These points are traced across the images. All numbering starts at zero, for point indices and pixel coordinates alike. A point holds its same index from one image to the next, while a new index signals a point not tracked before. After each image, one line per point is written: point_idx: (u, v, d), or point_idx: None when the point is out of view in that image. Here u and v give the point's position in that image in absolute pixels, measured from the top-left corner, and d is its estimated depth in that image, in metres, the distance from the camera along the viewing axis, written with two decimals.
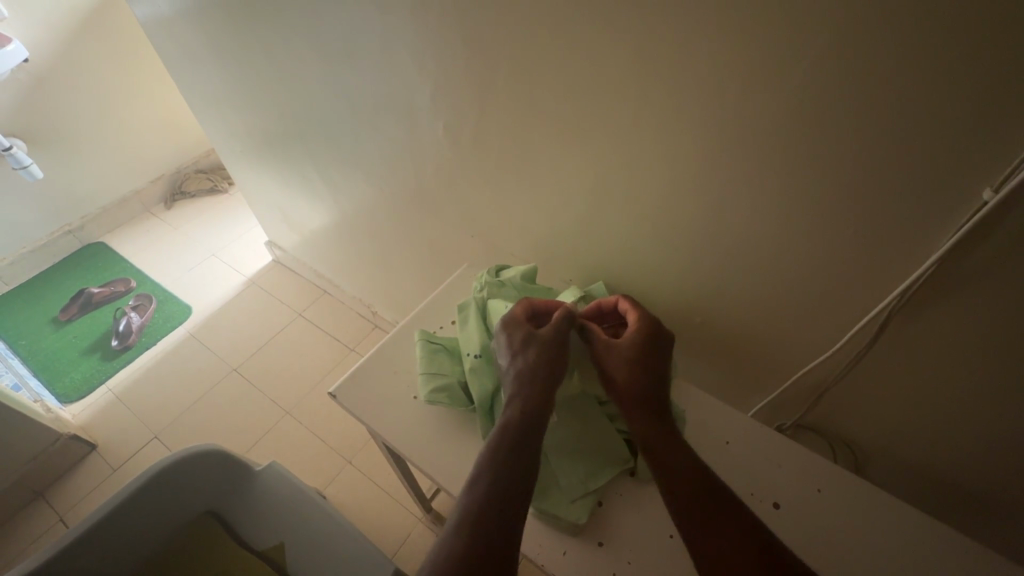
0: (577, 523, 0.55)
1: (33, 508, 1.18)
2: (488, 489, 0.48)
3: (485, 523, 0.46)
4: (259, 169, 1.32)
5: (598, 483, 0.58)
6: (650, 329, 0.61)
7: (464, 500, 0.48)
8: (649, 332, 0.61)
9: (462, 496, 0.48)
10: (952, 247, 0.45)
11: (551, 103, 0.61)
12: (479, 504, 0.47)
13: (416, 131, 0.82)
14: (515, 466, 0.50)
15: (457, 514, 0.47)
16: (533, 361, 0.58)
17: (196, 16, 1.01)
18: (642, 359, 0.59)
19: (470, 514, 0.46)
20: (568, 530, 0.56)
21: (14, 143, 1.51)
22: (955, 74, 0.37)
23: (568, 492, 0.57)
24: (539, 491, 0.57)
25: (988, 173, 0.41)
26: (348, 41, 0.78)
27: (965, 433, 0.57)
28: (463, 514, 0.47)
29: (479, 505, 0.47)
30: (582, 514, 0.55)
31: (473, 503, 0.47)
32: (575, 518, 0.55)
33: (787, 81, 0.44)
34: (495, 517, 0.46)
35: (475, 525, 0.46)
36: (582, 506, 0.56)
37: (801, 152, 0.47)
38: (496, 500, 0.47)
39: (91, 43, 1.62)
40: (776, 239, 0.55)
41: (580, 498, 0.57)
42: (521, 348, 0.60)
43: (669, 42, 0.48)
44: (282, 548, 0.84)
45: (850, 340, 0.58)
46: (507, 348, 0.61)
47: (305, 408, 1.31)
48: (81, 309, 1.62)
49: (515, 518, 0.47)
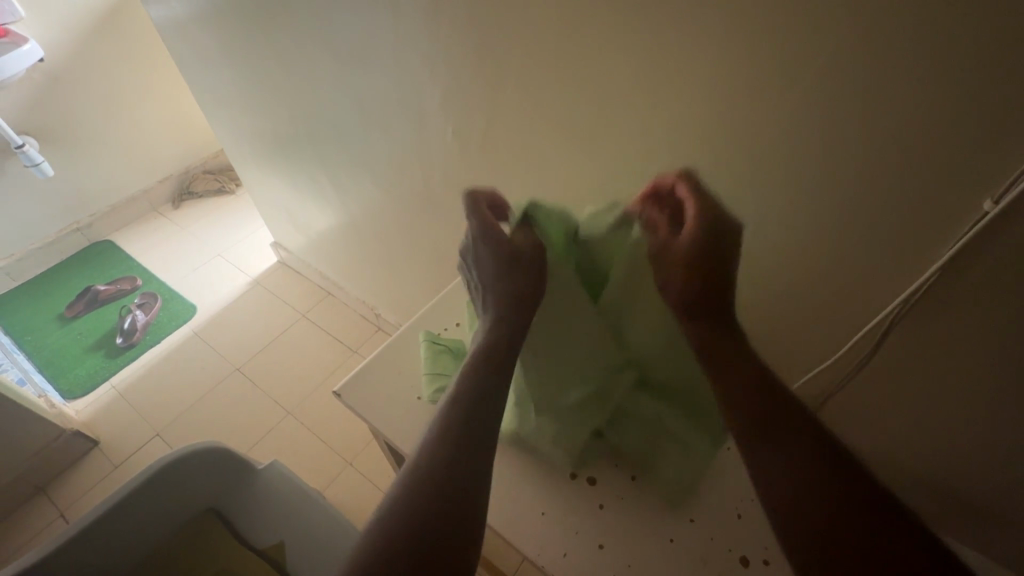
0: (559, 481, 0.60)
1: (35, 502, 1.19)
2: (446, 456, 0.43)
3: (437, 494, 0.41)
4: (268, 171, 1.33)
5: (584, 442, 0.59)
6: (702, 233, 0.48)
7: (413, 465, 0.43)
8: (702, 236, 0.48)
9: (411, 461, 0.43)
10: (953, 258, 0.46)
11: (559, 107, 0.62)
12: (432, 475, 0.42)
13: (424, 134, 0.83)
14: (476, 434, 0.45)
15: (404, 477, 0.42)
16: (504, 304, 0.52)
17: (210, 19, 1.03)
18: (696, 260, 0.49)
19: (419, 480, 0.41)
20: (544, 465, 0.60)
21: (27, 140, 1.54)
22: (956, 88, 0.38)
23: (553, 444, 0.58)
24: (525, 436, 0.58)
25: (991, 183, 0.41)
26: (360, 44, 0.79)
27: (964, 444, 0.57)
28: (412, 481, 0.41)
29: (432, 476, 0.42)
30: (564, 459, 0.59)
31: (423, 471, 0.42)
32: (554, 457, 0.59)
33: (791, 89, 0.45)
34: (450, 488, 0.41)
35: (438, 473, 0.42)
36: (564, 454, 0.59)
37: (805, 163, 0.48)
38: (452, 465, 0.42)
39: (105, 44, 1.65)
40: (778, 248, 0.56)
41: (564, 449, 0.58)
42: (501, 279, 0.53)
43: (677, 52, 0.49)
44: (282, 548, 0.83)
45: (851, 349, 0.58)
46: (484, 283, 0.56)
47: (307, 409, 1.31)
48: (87, 306, 1.64)
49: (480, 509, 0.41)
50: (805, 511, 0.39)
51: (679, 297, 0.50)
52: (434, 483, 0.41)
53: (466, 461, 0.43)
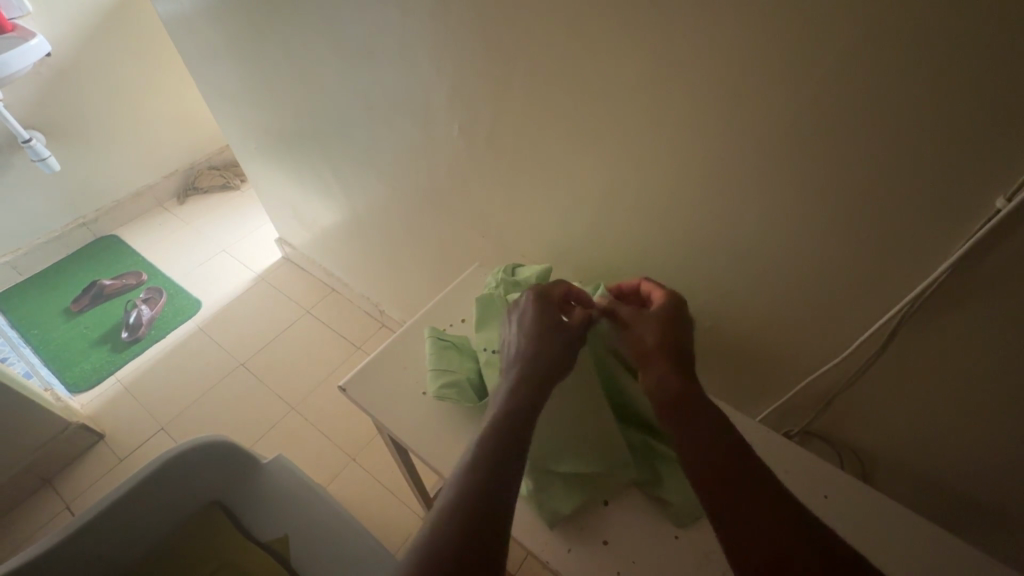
0: (559, 512, 0.57)
1: (40, 495, 1.19)
2: (485, 479, 0.46)
3: (481, 503, 0.45)
4: (273, 167, 1.33)
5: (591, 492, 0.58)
6: (673, 306, 0.59)
7: (457, 484, 0.47)
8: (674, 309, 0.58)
9: (455, 480, 0.47)
10: (963, 256, 0.46)
11: (567, 104, 0.61)
12: (473, 493, 0.45)
13: (431, 131, 0.83)
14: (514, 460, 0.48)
15: (449, 496, 0.46)
16: (536, 353, 0.57)
17: (217, 14, 1.03)
18: (665, 324, 0.57)
19: (466, 492, 0.45)
20: (545, 518, 0.57)
21: (33, 135, 1.54)
22: (969, 84, 0.38)
23: (560, 486, 0.58)
24: (532, 479, 0.58)
25: (1003, 181, 0.41)
26: (367, 40, 0.79)
27: (971, 443, 0.57)
28: (455, 499, 0.45)
29: (473, 495, 0.45)
30: (570, 505, 0.57)
31: (465, 489, 0.46)
32: (558, 507, 0.57)
33: (802, 85, 0.45)
34: (490, 506, 0.45)
35: (472, 496, 0.45)
36: (570, 500, 0.57)
37: (815, 159, 0.48)
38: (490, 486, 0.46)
39: (112, 40, 1.65)
40: (786, 245, 0.56)
41: (569, 495, 0.58)
42: (537, 331, 0.59)
43: (688, 47, 0.48)
44: (286, 541, 0.82)
45: (858, 348, 0.58)
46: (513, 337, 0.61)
47: (311, 404, 1.32)
48: (92, 300, 1.64)
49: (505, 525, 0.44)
50: (755, 534, 0.41)
51: (652, 350, 0.56)
52: (476, 499, 0.45)
53: (503, 484, 0.46)
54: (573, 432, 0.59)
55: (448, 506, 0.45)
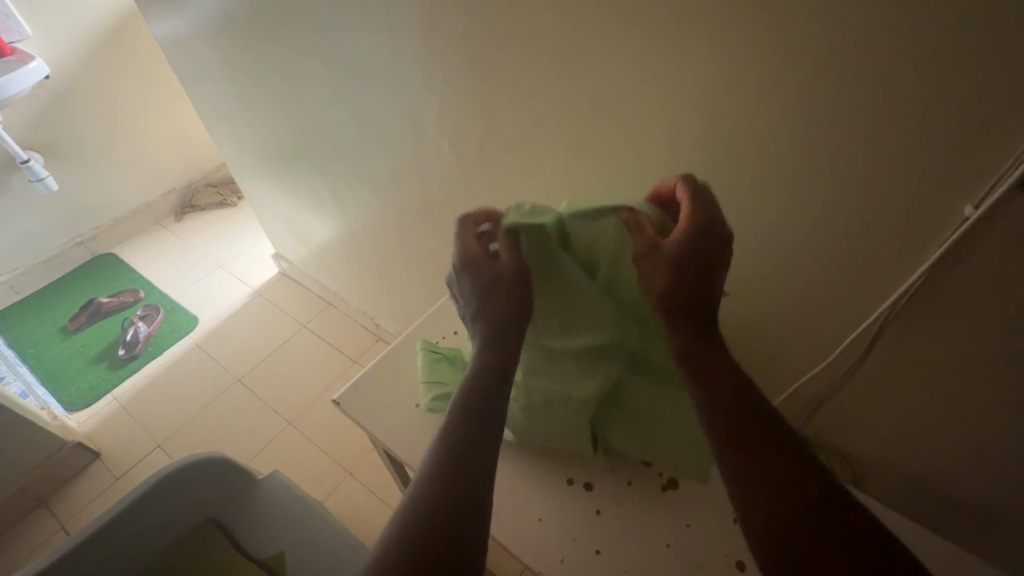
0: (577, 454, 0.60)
1: (36, 515, 1.19)
2: (457, 459, 0.44)
3: (457, 475, 0.43)
4: (269, 184, 1.35)
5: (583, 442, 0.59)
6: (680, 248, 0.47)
7: (433, 455, 0.45)
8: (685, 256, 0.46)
9: (431, 450, 0.45)
10: (939, 260, 0.46)
11: (555, 118, 0.63)
12: (445, 468, 0.43)
13: (423, 146, 0.84)
14: (485, 435, 0.46)
15: (424, 467, 0.44)
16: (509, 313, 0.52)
17: (212, 35, 1.05)
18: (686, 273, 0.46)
19: (440, 468, 0.43)
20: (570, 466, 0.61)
21: (33, 156, 1.56)
22: (938, 94, 0.39)
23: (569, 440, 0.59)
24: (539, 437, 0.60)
25: (970, 190, 0.42)
26: (358, 57, 0.81)
27: (957, 446, 0.57)
28: (428, 474, 0.43)
29: (445, 470, 0.43)
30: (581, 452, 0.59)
31: (441, 461, 0.44)
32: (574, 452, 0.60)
33: (779, 96, 0.46)
34: (466, 478, 0.43)
35: (446, 468, 0.43)
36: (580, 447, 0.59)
37: (795, 170, 0.49)
38: (469, 460, 0.44)
39: (110, 62, 1.68)
40: (769, 254, 0.57)
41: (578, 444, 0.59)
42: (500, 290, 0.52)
43: (670, 63, 0.50)
44: (281, 557, 0.82)
45: (842, 352, 0.59)
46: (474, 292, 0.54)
47: (307, 419, 1.32)
48: (89, 318, 1.65)
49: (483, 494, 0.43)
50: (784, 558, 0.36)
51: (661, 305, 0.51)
52: (448, 481, 0.42)
53: (476, 455, 0.44)
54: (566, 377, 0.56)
55: (420, 480, 0.43)
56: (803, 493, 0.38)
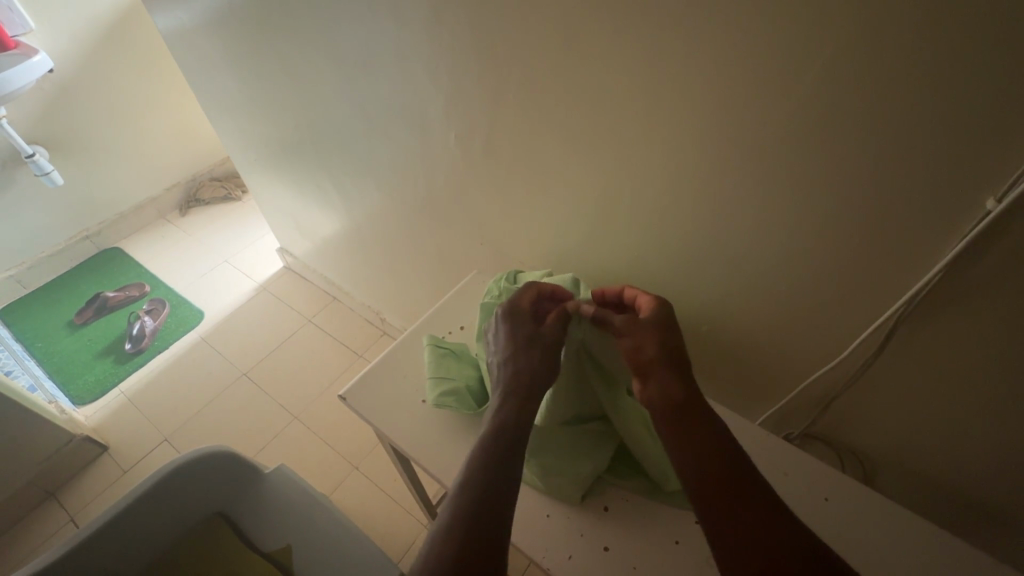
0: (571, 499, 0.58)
1: (45, 507, 1.20)
2: (479, 496, 0.47)
3: (479, 509, 0.46)
4: (274, 178, 1.34)
5: (591, 466, 0.59)
6: (659, 306, 0.58)
7: (456, 494, 0.48)
8: (663, 329, 0.56)
9: (454, 488, 0.48)
10: (959, 255, 0.45)
11: (563, 110, 0.61)
12: (468, 504, 0.46)
13: (428, 139, 0.83)
14: (502, 471, 0.49)
15: (448, 506, 0.47)
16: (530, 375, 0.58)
17: (215, 27, 1.04)
18: (659, 330, 0.56)
19: (462, 504, 0.46)
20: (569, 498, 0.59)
21: (37, 150, 1.56)
22: (962, 82, 0.38)
23: (564, 481, 0.58)
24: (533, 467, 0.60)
25: (993, 182, 0.41)
26: (362, 49, 0.79)
27: (973, 442, 0.56)
28: (452, 510, 0.46)
29: (468, 506, 0.46)
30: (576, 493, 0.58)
31: (463, 499, 0.47)
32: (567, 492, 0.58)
33: (792, 88, 0.45)
34: (488, 513, 0.46)
35: (467, 503, 0.46)
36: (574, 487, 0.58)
37: (810, 163, 0.48)
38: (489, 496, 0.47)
39: (114, 55, 1.67)
40: (782, 249, 0.56)
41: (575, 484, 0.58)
42: (531, 350, 0.59)
43: (681, 52, 0.48)
44: (288, 551, 0.82)
45: (855, 349, 0.58)
46: (507, 345, 0.60)
47: (314, 413, 1.32)
48: (96, 313, 1.65)
49: (504, 525, 0.46)
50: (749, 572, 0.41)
51: (650, 360, 0.55)
52: (474, 515, 0.45)
53: (495, 491, 0.48)
54: (566, 406, 0.61)
55: (445, 518, 0.46)
56: (780, 561, 0.41)
